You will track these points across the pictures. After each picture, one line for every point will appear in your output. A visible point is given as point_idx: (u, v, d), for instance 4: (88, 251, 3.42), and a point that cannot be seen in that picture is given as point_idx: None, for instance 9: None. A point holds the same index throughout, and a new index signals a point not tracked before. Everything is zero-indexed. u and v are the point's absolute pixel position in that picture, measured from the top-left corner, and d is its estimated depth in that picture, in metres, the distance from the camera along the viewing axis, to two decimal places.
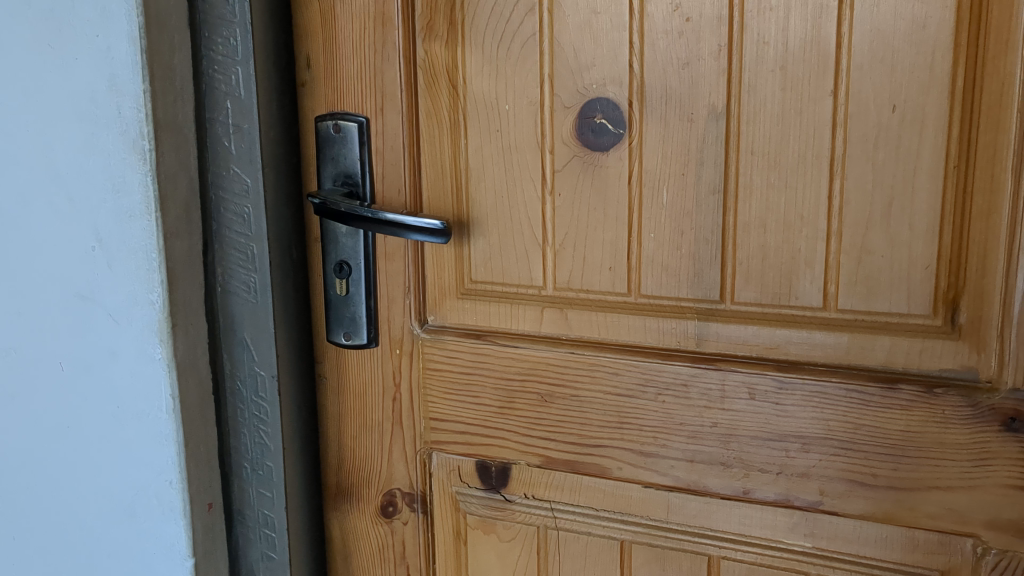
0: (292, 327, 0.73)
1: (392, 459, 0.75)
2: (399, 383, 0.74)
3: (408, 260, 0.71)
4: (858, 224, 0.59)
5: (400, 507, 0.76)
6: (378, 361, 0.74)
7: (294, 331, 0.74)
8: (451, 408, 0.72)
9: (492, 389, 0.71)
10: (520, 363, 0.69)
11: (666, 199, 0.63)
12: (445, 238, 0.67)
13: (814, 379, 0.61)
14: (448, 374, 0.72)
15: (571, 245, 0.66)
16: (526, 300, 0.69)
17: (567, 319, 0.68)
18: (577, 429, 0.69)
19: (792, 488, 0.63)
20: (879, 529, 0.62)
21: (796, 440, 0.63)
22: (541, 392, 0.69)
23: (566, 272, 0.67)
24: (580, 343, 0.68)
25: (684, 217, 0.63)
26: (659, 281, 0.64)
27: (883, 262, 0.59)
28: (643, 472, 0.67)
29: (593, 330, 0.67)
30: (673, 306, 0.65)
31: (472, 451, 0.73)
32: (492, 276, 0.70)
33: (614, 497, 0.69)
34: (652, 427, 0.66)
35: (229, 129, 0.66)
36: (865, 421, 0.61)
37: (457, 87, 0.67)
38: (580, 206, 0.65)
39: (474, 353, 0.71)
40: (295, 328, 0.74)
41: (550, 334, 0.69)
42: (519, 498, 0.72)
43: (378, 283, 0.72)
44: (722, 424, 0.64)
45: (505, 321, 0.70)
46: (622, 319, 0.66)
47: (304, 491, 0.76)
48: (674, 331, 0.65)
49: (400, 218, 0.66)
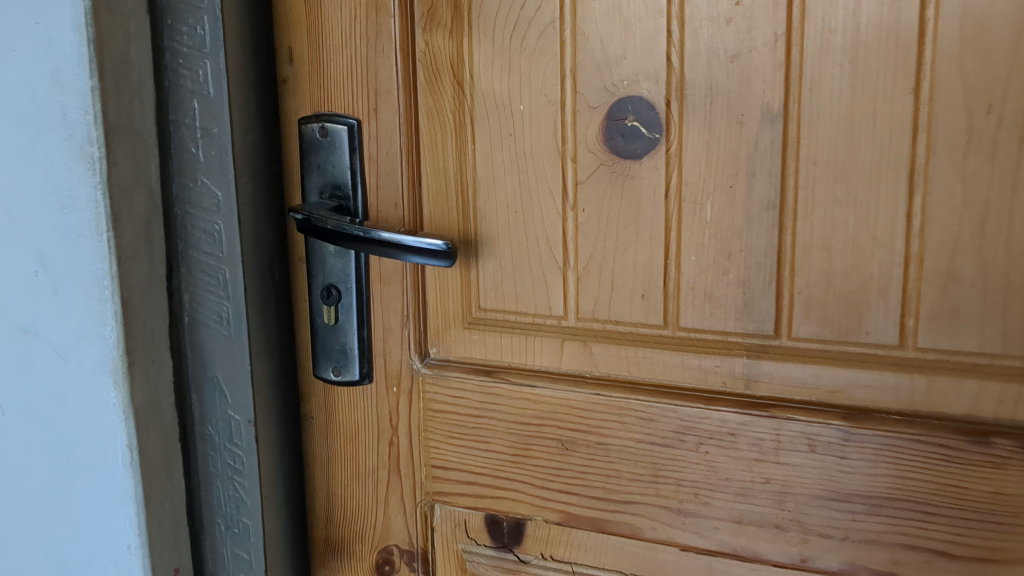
0: (274, 361, 0.64)
1: (389, 511, 0.66)
2: (396, 425, 0.64)
3: (406, 285, 0.61)
4: (943, 247, 0.49)
5: (398, 566, 0.66)
6: (373, 401, 0.64)
7: (275, 365, 0.64)
8: (456, 455, 0.63)
9: (504, 435, 0.61)
10: (535, 404, 0.60)
11: (709, 216, 0.53)
12: (450, 261, 0.57)
13: (887, 430, 0.52)
14: (452, 416, 0.63)
15: (596, 269, 0.57)
16: (542, 332, 0.59)
17: (591, 354, 0.58)
18: (603, 483, 0.59)
19: (859, 556, 0.54)
20: None
21: (864, 501, 0.53)
22: (561, 440, 0.60)
23: (590, 300, 0.57)
24: (607, 383, 0.58)
25: (732, 238, 0.53)
26: (701, 313, 0.55)
27: (974, 293, 0.49)
28: (680, 533, 0.58)
29: (622, 367, 0.58)
30: (717, 342, 0.55)
31: (481, 504, 0.63)
32: (504, 304, 0.60)
33: (646, 561, 0.59)
34: (692, 482, 0.57)
35: (197, 134, 0.57)
36: (949, 481, 0.51)
37: (463, 84, 0.58)
38: (607, 222, 0.56)
39: (483, 394, 0.61)
40: (276, 361, 0.64)
41: (571, 372, 0.59)
42: (535, 559, 0.62)
43: (372, 310, 0.63)
44: (775, 480, 0.55)
45: (517, 356, 0.60)
46: (656, 356, 0.56)
47: (288, 547, 0.67)
48: (719, 371, 0.55)
49: (395, 237, 0.57)
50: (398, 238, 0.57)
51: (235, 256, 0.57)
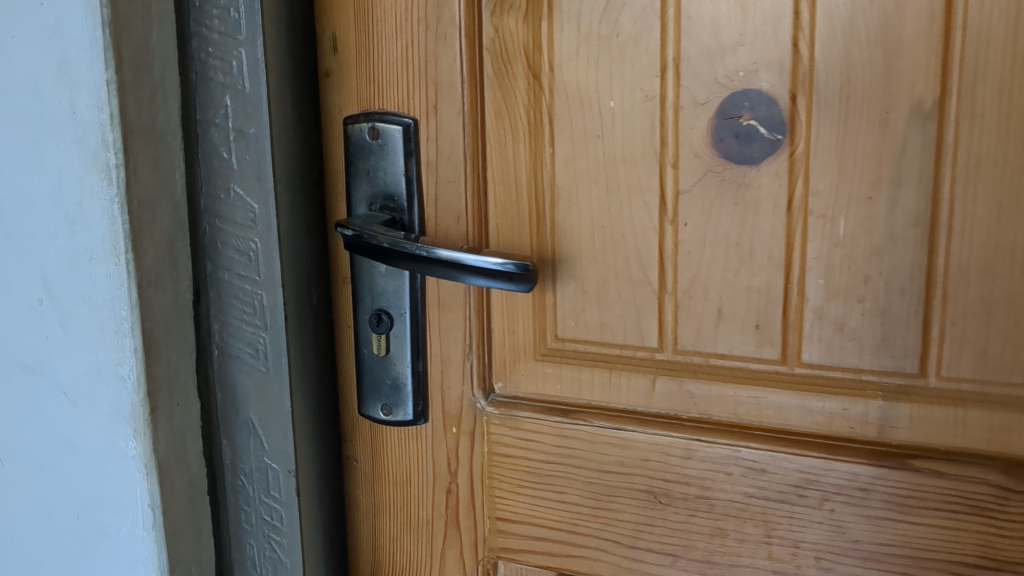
0: (308, 396, 0.55)
1: (446, 567, 0.57)
2: (455, 470, 0.56)
3: (469, 311, 0.53)
4: None
5: None
6: (429, 443, 0.56)
7: (312, 402, 0.56)
8: (525, 508, 0.55)
9: (583, 485, 0.53)
10: (621, 451, 0.51)
11: (841, 233, 0.45)
12: (530, 286, 0.49)
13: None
14: (521, 463, 0.54)
15: (700, 294, 0.48)
16: (631, 367, 0.51)
17: (689, 393, 0.50)
18: (704, 542, 0.51)
19: None
20: None
21: None
22: (654, 492, 0.51)
23: (691, 330, 0.49)
24: (708, 428, 0.49)
25: (870, 258, 0.44)
26: (828, 347, 0.46)
27: None
28: None
29: (728, 409, 0.49)
30: (846, 381, 0.47)
31: (555, 563, 0.55)
32: (586, 333, 0.51)
33: None
34: (812, 544, 0.48)
35: (230, 136, 0.48)
36: None
37: (540, 77, 0.49)
38: (714, 239, 0.47)
39: (560, 438, 0.53)
40: (312, 398, 0.56)
41: (665, 413, 0.50)
42: None
43: (428, 340, 0.54)
44: (915, 544, 0.47)
45: (600, 393, 0.52)
46: (771, 396, 0.48)
47: None
48: (848, 416, 0.47)
49: (459, 256, 0.48)
50: (465, 258, 0.48)
51: (275, 279, 0.49)
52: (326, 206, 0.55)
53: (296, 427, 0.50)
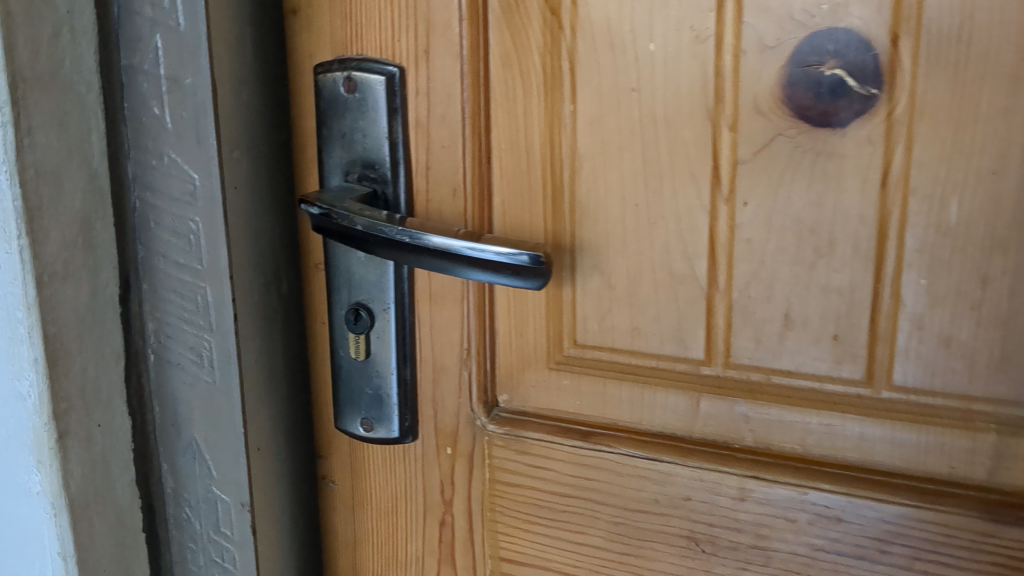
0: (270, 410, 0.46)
1: None
2: (451, 499, 0.46)
3: (468, 308, 0.43)
4: None
5: None
6: (419, 466, 0.46)
7: (277, 416, 0.46)
8: (534, 549, 0.45)
9: (606, 526, 0.43)
10: (656, 487, 0.41)
11: (954, 219, 0.34)
12: (543, 283, 0.38)
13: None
14: (530, 495, 0.44)
15: (761, 295, 0.37)
16: (670, 383, 0.40)
17: (743, 417, 0.39)
18: None
19: None
20: None
21: None
22: (695, 539, 0.41)
23: (749, 339, 0.38)
24: (767, 461, 0.39)
25: (991, 253, 0.34)
26: (928, 368, 0.36)
27: None
28: None
29: (793, 440, 0.39)
30: (951, 410, 0.36)
31: None
32: (613, 339, 0.41)
33: None
34: None
35: (162, 86, 0.38)
36: None
37: (559, 13, 0.38)
38: (783, 224, 0.36)
39: (579, 467, 0.42)
40: (275, 411, 0.46)
41: (713, 440, 0.40)
42: None
43: (418, 341, 0.44)
44: None
45: (628, 413, 0.41)
46: (849, 425, 0.38)
47: None
48: (952, 455, 0.36)
49: (453, 244, 0.38)
50: (464, 247, 0.38)
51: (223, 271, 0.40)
52: (293, 175, 0.45)
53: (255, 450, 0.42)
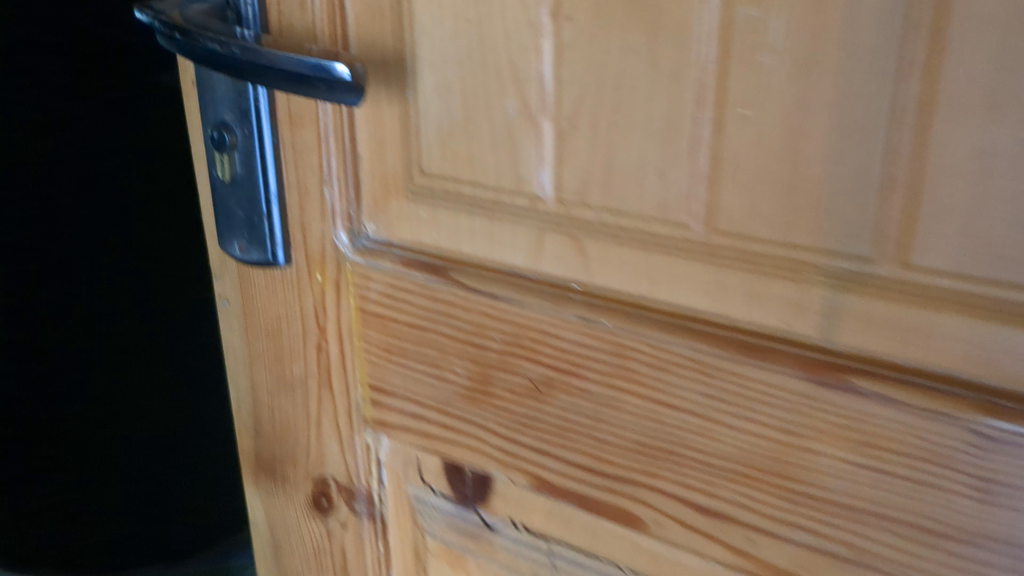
0: (115, 476, 0.92)
1: (322, 434, 0.49)
2: (324, 325, 0.46)
3: (323, 131, 0.41)
4: None
5: (335, 503, 0.50)
6: (292, 291, 0.46)
7: (132, 333, 0.83)
8: (398, 378, 0.44)
9: (456, 359, 0.42)
10: (498, 324, 0.40)
11: (772, 59, 0.30)
12: (358, 94, 0.34)
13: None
14: (391, 326, 0.43)
15: (585, 126, 0.34)
16: (510, 215, 0.38)
17: (581, 254, 0.37)
18: (589, 447, 0.39)
19: None
20: None
21: (985, 545, 0.31)
22: (533, 378, 0.40)
23: (578, 175, 0.35)
24: (598, 305, 0.37)
25: (811, 95, 0.29)
26: (748, 210, 0.32)
27: None
28: (696, 536, 0.38)
29: (626, 284, 0.36)
30: (779, 260, 0.32)
31: (432, 445, 0.45)
32: (453, 168, 0.38)
33: (647, 558, 0.40)
34: (717, 469, 0.36)
35: None
36: None
37: None
38: (603, 45, 0.33)
39: (430, 299, 0.41)
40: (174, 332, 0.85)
41: (552, 280, 0.38)
42: (504, 528, 0.45)
43: (284, 164, 0.43)
44: (847, 493, 0.33)
45: (477, 247, 0.39)
46: (676, 269, 0.34)
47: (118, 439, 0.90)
48: (780, 311, 0.33)
49: (281, 70, 0.35)
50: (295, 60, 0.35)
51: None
52: (83, 117, 0.72)
53: (100, 433, 0.89)
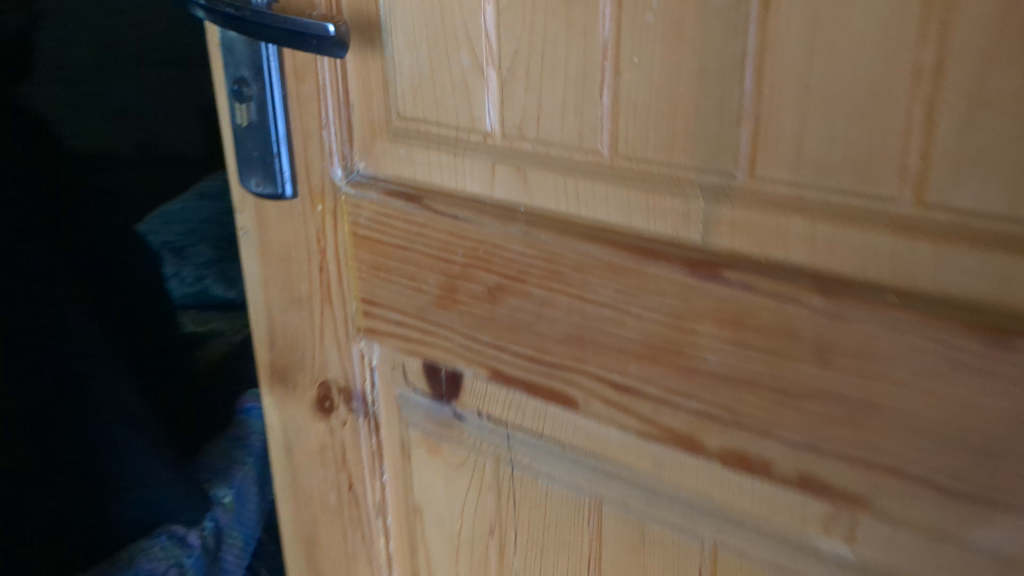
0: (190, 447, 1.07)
1: (324, 344, 0.58)
2: (324, 249, 0.55)
3: (323, 83, 0.51)
4: (959, 66, 0.32)
5: (336, 404, 0.59)
6: (299, 219, 0.55)
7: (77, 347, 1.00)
8: (384, 291, 0.53)
9: (428, 272, 0.51)
10: (459, 240, 0.48)
11: (652, 16, 0.38)
12: (341, 49, 0.45)
13: (890, 315, 0.36)
14: (377, 246, 0.52)
15: (522, 74, 0.43)
16: (469, 150, 0.47)
17: (524, 180, 0.46)
18: (533, 341, 0.48)
19: (809, 464, 0.40)
20: (954, 554, 0.38)
21: (823, 405, 0.39)
22: (487, 284, 0.48)
23: (519, 114, 0.44)
24: (537, 221, 0.46)
25: (681, 45, 0.38)
26: (643, 137, 0.41)
27: (1000, 136, 0.32)
28: (616, 409, 0.46)
29: (559, 203, 0.45)
30: (668, 177, 0.41)
31: (412, 349, 0.54)
32: (424, 112, 0.48)
33: (580, 434, 0.49)
34: (628, 352, 0.44)
35: None
36: (938, 395, 0.36)
37: None
38: (531, 8, 0.42)
39: (407, 222, 0.50)
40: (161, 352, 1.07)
41: (504, 202, 0.47)
42: (471, 417, 0.54)
43: (291, 112, 0.52)
44: (723, 366, 0.41)
45: (447, 177, 0.49)
46: (594, 189, 0.43)
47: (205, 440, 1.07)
48: (672, 219, 0.41)
49: (283, 30, 0.45)
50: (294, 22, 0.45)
51: (192, 212, 1.27)
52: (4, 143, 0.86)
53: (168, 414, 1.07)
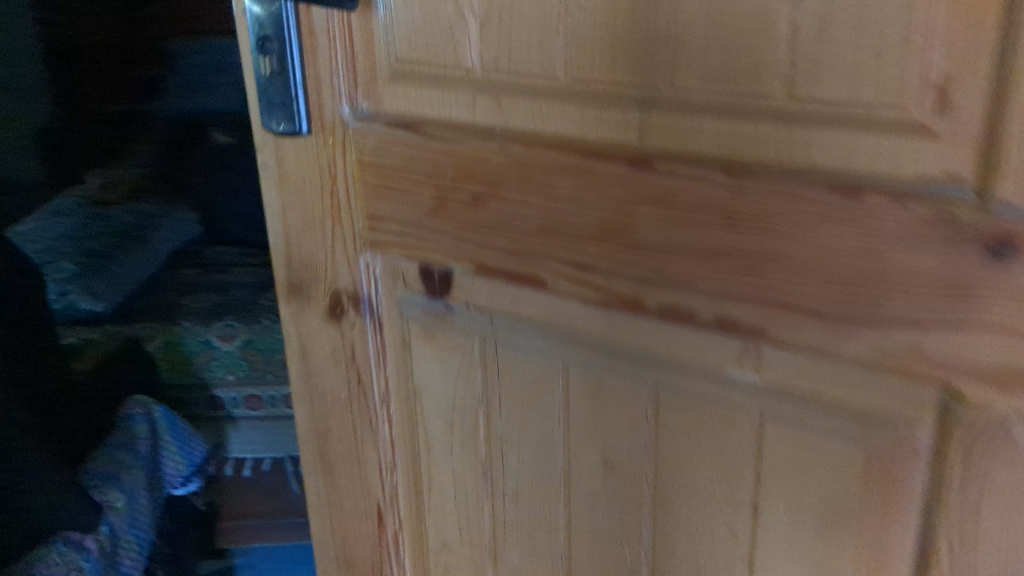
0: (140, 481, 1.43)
1: (336, 258, 0.70)
2: (335, 176, 0.67)
3: (333, 36, 0.63)
4: None
5: (347, 309, 0.71)
6: (314, 152, 0.67)
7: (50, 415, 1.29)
8: (387, 206, 0.65)
9: (424, 186, 0.63)
10: (449, 157, 0.60)
11: None
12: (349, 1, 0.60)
13: (778, 186, 0.49)
14: (381, 168, 0.64)
15: (496, 19, 0.56)
16: (455, 84, 0.59)
17: (499, 105, 0.58)
18: (510, 235, 0.60)
19: (726, 307, 0.53)
20: (833, 367, 0.51)
21: (733, 259, 0.51)
22: (472, 191, 0.60)
23: (494, 51, 0.57)
24: (510, 138, 0.58)
25: None
26: (592, 63, 0.53)
27: (843, 41, 0.45)
28: (577, 284, 0.58)
29: (527, 122, 0.57)
30: (611, 93, 0.53)
31: (411, 254, 0.66)
32: (418, 55, 0.60)
33: (550, 309, 0.61)
34: (585, 235, 0.57)
35: None
36: (813, 239, 0.48)
37: None
38: None
39: (405, 146, 0.62)
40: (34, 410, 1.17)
41: (483, 125, 0.59)
42: (461, 308, 0.66)
43: (308, 58, 0.64)
44: (658, 237, 0.54)
45: (436, 108, 0.61)
46: (554, 107, 0.56)
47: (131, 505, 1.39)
48: (615, 127, 0.54)
49: None
50: None
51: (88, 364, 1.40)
52: None
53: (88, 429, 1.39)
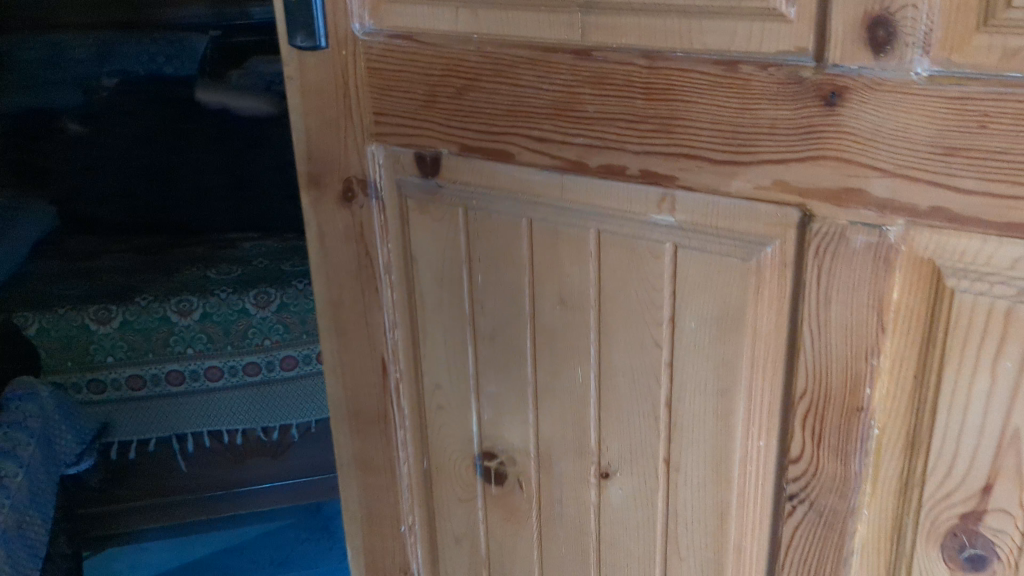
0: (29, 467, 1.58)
1: (349, 150, 0.87)
2: (347, 81, 0.84)
3: None
4: None
5: (357, 194, 0.88)
6: (330, 62, 0.84)
7: None
8: (390, 102, 0.82)
9: (419, 84, 0.80)
10: (437, 59, 0.78)
11: None
12: None
13: (681, 64, 0.66)
14: (385, 71, 0.81)
15: None
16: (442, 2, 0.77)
17: (476, 16, 0.75)
18: (485, 119, 0.77)
19: (648, 161, 0.70)
20: (726, 200, 0.68)
21: (651, 122, 0.69)
22: (456, 84, 0.77)
23: None
24: (484, 41, 0.75)
25: None
26: None
27: None
28: (538, 154, 0.76)
29: (497, 28, 0.75)
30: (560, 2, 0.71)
31: (408, 142, 0.83)
32: None
33: (518, 178, 0.78)
34: (543, 113, 0.74)
35: None
36: (706, 102, 0.66)
37: None
38: None
39: (403, 53, 0.80)
40: None
41: (463, 33, 0.77)
42: (448, 185, 0.83)
43: None
44: (597, 110, 0.71)
45: (428, 22, 0.78)
46: (518, 15, 0.73)
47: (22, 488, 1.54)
48: (563, 27, 0.71)
49: None
50: None
51: None
52: None
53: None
